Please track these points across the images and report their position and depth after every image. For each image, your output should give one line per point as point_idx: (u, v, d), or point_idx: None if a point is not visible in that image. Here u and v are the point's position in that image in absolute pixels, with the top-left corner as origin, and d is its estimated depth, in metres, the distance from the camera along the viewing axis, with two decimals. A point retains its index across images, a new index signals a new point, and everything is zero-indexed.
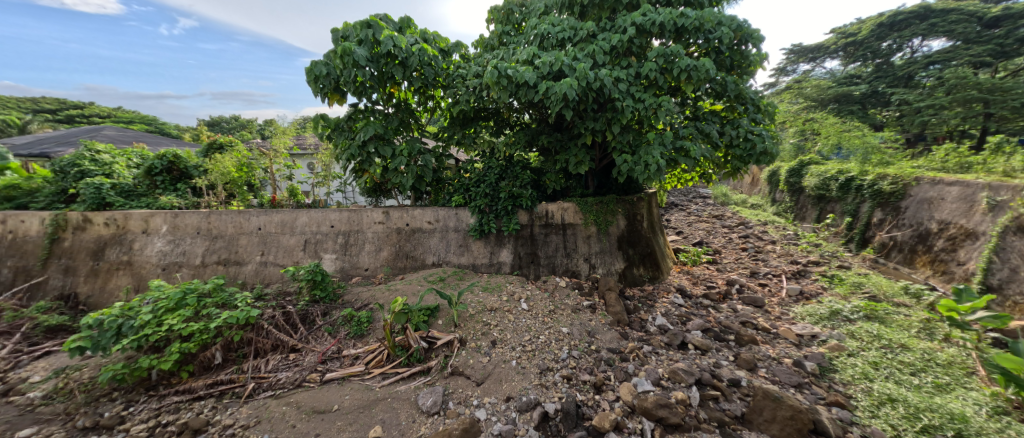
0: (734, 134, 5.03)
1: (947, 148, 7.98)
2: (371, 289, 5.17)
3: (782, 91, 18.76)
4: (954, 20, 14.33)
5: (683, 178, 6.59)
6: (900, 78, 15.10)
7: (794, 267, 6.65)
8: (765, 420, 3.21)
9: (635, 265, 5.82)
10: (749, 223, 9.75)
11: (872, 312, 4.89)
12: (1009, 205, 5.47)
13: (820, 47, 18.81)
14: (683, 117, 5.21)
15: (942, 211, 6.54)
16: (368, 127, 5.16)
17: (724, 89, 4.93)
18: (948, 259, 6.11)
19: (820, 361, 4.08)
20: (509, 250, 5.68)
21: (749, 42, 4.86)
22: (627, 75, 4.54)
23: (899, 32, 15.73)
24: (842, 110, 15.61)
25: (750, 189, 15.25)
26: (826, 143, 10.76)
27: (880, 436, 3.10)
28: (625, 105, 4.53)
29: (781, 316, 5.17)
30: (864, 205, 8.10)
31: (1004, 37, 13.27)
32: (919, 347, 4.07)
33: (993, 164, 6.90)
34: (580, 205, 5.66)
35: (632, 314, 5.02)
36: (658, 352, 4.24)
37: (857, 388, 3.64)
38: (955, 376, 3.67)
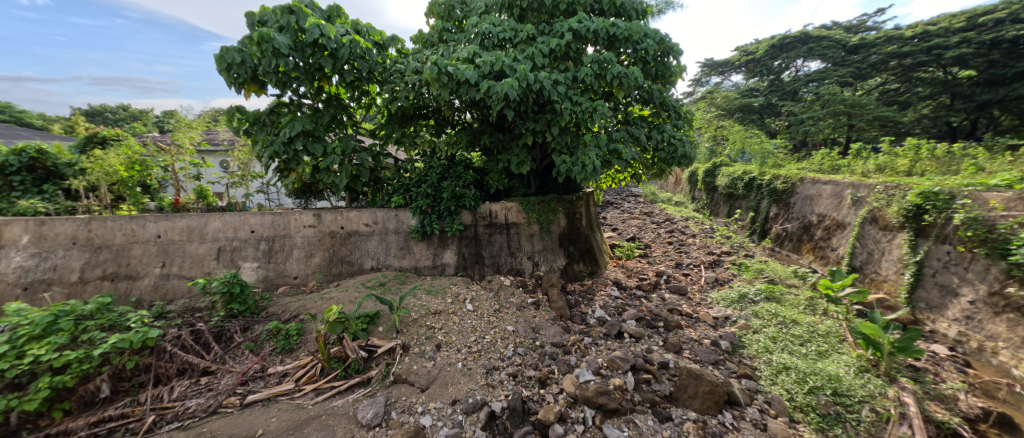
0: (659, 138, 5.51)
1: (823, 153, 9.52)
2: (301, 299, 4.77)
3: (698, 100, 21.01)
4: (827, 46, 17.20)
5: (617, 178, 6.95)
6: (787, 92, 17.74)
7: (711, 258, 7.46)
8: (689, 396, 3.57)
9: (575, 261, 6.08)
10: (673, 219, 10.71)
11: (771, 293, 5.66)
12: (866, 200, 6.64)
13: (727, 63, 21.36)
14: (616, 121, 5.48)
15: (819, 205, 7.78)
16: (295, 122, 4.75)
17: (651, 96, 5.36)
18: (825, 246, 7.29)
19: (732, 340, 4.63)
20: (452, 251, 5.57)
21: (670, 54, 5.35)
22: (565, 78, 4.72)
23: (786, 53, 18.46)
24: (745, 119, 17.92)
25: (675, 188, 16.81)
26: (733, 148, 12.26)
27: (778, 400, 3.64)
28: (563, 108, 4.71)
29: (701, 302, 5.77)
30: (763, 201, 9.39)
31: (861, 62, 16.35)
32: (806, 322, 4.81)
33: (854, 166, 8.40)
34: (523, 204, 5.74)
35: (574, 308, 5.23)
36: (598, 342, 4.46)
37: (761, 361, 4.21)
38: (832, 344, 4.41)
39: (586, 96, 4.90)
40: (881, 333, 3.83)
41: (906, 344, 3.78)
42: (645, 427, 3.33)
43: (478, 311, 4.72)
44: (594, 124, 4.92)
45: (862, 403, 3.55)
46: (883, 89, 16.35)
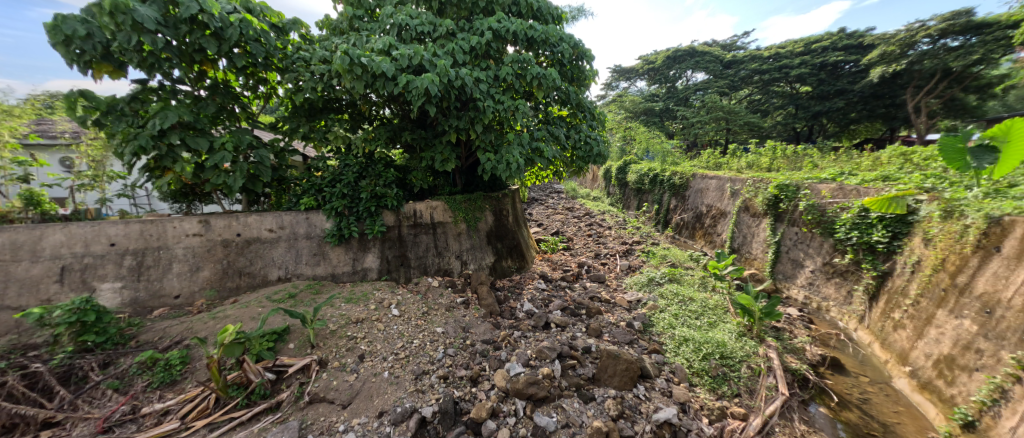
0: (577, 137, 5.83)
1: (709, 153, 11.07)
2: (186, 321, 4.04)
3: (609, 103, 22.84)
4: (709, 60, 20.02)
5: (540, 175, 7.19)
6: (680, 99, 20.24)
7: (624, 247, 8.19)
8: (609, 375, 3.86)
9: (503, 258, 6.15)
10: (592, 213, 11.49)
11: (674, 275, 6.42)
12: (740, 192, 7.91)
13: (632, 70, 23.58)
14: (538, 120, 5.65)
15: (707, 197, 9.04)
16: (168, 111, 3.97)
17: (568, 97, 5.63)
18: (712, 232, 8.50)
19: (644, 320, 5.14)
20: (374, 254, 5.22)
21: (583, 59, 5.69)
22: (487, 77, 4.71)
23: (679, 64, 21.03)
24: (648, 121, 19.97)
25: (592, 184, 18.05)
26: (639, 147, 13.59)
27: (680, 369, 4.17)
28: (486, 106, 4.68)
29: (617, 288, 6.31)
30: (665, 195, 10.59)
31: (733, 76, 19.38)
32: (700, 298, 5.57)
33: (732, 163, 9.93)
34: (448, 202, 5.60)
35: (503, 304, 5.29)
36: (527, 335, 4.57)
37: (666, 336, 4.76)
38: (720, 315, 5.18)
39: (508, 95, 4.96)
40: (753, 302, 4.64)
41: (770, 309, 4.65)
42: (572, 410, 3.52)
43: (405, 316, 4.50)
44: (516, 123, 5.01)
45: (741, 362, 4.27)
46: (749, 99, 19.58)
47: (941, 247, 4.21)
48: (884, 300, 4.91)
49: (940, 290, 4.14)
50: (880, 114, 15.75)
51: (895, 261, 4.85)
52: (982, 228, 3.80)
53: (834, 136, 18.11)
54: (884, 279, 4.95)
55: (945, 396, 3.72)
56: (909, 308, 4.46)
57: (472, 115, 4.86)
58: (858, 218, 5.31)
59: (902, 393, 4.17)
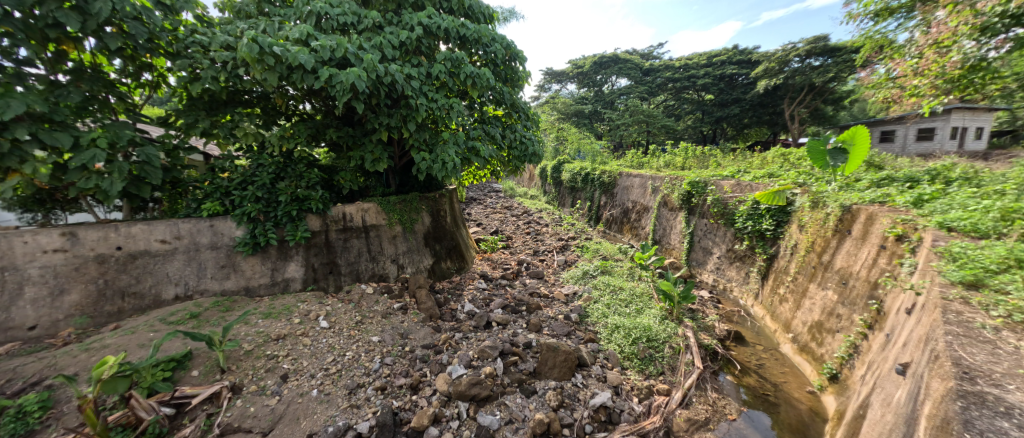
0: (512, 137, 5.79)
1: (633, 153, 11.90)
2: (45, 357, 3.22)
3: (542, 104, 23.46)
4: (629, 67, 21.55)
5: (477, 175, 7.05)
6: (606, 102, 21.50)
7: (561, 243, 8.45)
8: (549, 368, 3.91)
9: (442, 259, 5.92)
10: (529, 211, 11.69)
11: (606, 267, 6.77)
12: (659, 188, 8.61)
13: (562, 73, 24.48)
14: (473, 119, 5.43)
15: (632, 193, 9.70)
16: (9, 98, 3.10)
17: (502, 98, 5.57)
18: (637, 225, 9.15)
19: (580, 311, 5.33)
20: (297, 263, 4.67)
21: (516, 60, 5.67)
22: (419, 73, 4.44)
23: (604, 69, 22.32)
24: (579, 123, 20.88)
25: (528, 183, 18.39)
26: (571, 147, 14.15)
27: (613, 355, 4.40)
28: (419, 104, 4.41)
29: (554, 282, 6.47)
30: (596, 192, 11.16)
31: (651, 82, 21.11)
32: (629, 287, 5.96)
33: (652, 162, 10.79)
34: (382, 204, 5.21)
35: (443, 307, 5.06)
36: (468, 336, 4.40)
37: (600, 325, 4.99)
38: (646, 301, 5.58)
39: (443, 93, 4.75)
40: (672, 287, 5.09)
41: (686, 292, 5.15)
42: (514, 406, 3.49)
43: (335, 327, 4.10)
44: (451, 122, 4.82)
45: (664, 342, 4.64)
46: (664, 104, 21.48)
47: (810, 232, 4.98)
48: (771, 279, 5.65)
49: (809, 267, 4.88)
50: (765, 120, 18.44)
51: (779, 244, 5.63)
52: (838, 216, 4.58)
53: (732, 138, 20.68)
54: (771, 260, 5.73)
55: (813, 352, 4.41)
56: (789, 284, 5.20)
57: (404, 112, 4.55)
58: (751, 209, 6.06)
59: (787, 355, 4.82)
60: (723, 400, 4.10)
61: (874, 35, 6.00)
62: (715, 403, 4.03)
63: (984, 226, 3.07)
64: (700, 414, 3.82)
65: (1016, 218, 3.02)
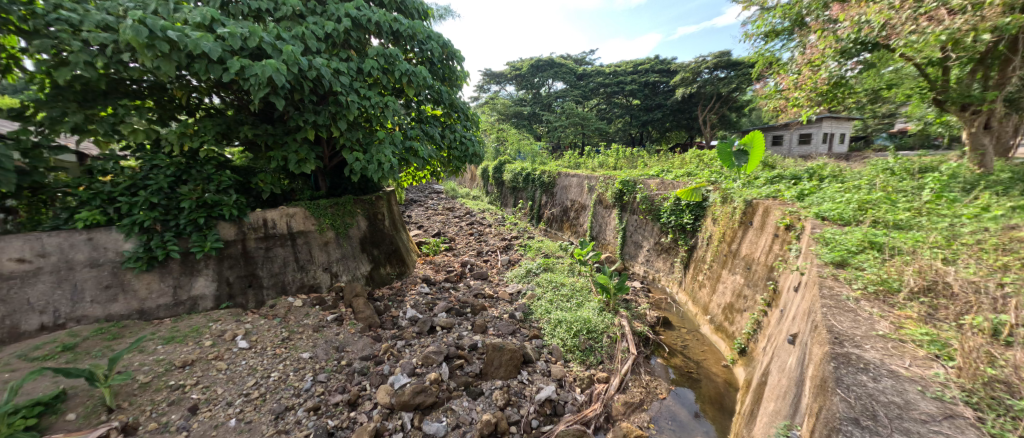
0: (452, 137, 5.63)
1: (569, 154, 12.37)
2: None
3: (482, 104, 23.48)
4: (565, 72, 22.39)
5: (417, 176, 6.79)
6: (544, 105, 22.12)
7: (504, 243, 8.52)
8: (496, 368, 3.90)
9: (381, 264, 5.57)
10: (472, 212, 11.63)
11: (548, 265, 6.95)
12: (594, 187, 9.05)
13: (501, 75, 24.71)
14: (410, 119, 5.25)
15: (570, 193, 10.08)
16: None
17: (441, 96, 5.39)
18: (576, 223, 9.53)
19: (524, 309, 5.39)
20: (208, 277, 4.11)
21: (454, 59, 5.54)
22: (348, 68, 4.15)
23: (541, 73, 22.94)
24: (518, 124, 21.24)
25: (470, 184, 18.30)
26: (511, 148, 14.33)
27: (557, 350, 4.53)
28: (350, 101, 4.13)
29: (498, 282, 6.48)
30: (536, 192, 11.43)
31: (585, 87, 22.15)
32: (569, 282, 6.19)
33: (588, 163, 11.32)
34: (311, 208, 4.77)
35: (384, 315, 4.76)
36: (411, 343, 4.20)
37: (544, 321, 5.11)
38: (585, 295, 5.83)
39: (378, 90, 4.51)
40: (608, 280, 5.38)
41: (621, 284, 5.49)
42: (461, 410, 3.43)
43: (257, 348, 3.70)
44: (387, 121, 4.60)
45: (603, 333, 4.88)
46: (597, 108, 22.65)
47: (722, 224, 5.56)
48: (693, 267, 6.20)
49: (722, 255, 5.44)
50: (684, 124, 20.32)
51: (698, 236, 6.22)
52: (744, 209, 5.15)
53: (657, 140, 22.46)
54: (692, 251, 6.31)
55: (726, 331, 4.92)
56: (707, 271, 5.75)
57: (333, 109, 4.22)
58: (674, 205, 6.60)
59: (706, 335, 5.34)
60: (655, 381, 4.43)
61: (765, 53, 6.87)
62: (648, 385, 4.35)
63: (847, 215, 3.63)
64: (636, 397, 4.10)
65: (869, 207, 3.68)
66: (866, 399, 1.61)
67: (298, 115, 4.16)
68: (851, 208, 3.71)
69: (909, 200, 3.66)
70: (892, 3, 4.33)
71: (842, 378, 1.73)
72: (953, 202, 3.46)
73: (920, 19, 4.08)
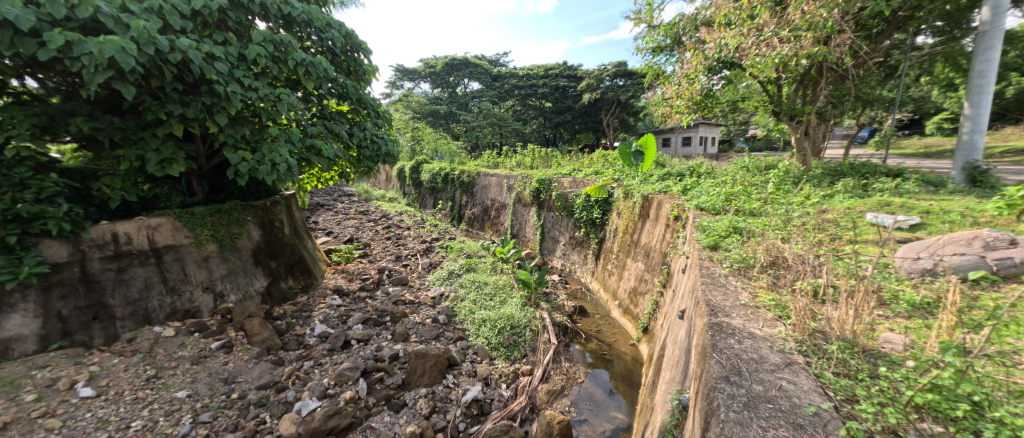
0: (362, 135, 5.17)
1: (487, 153, 12.51)
2: None
3: (395, 102, 22.43)
4: (480, 72, 22.53)
5: (322, 178, 6.18)
6: (460, 104, 21.96)
7: (424, 245, 8.28)
8: (419, 375, 3.77)
9: (282, 278, 4.83)
10: (388, 215, 11.06)
11: (470, 265, 6.95)
12: (513, 186, 9.29)
13: (414, 72, 23.91)
14: (310, 114, 4.73)
15: (490, 192, 10.20)
16: None
17: (346, 91, 4.89)
18: (497, 222, 9.69)
19: (447, 312, 5.29)
20: (28, 312, 3.05)
21: (360, 51, 5.09)
22: (225, 53, 3.55)
23: (456, 72, 22.75)
24: (435, 123, 20.78)
25: (386, 185, 17.40)
26: (428, 147, 13.98)
27: (482, 349, 4.55)
28: (229, 92, 3.51)
29: (419, 286, 6.26)
30: (456, 192, 11.33)
31: (500, 88, 22.59)
32: (491, 281, 6.26)
33: (506, 162, 11.58)
34: (181, 217, 3.94)
35: (286, 334, 4.14)
36: (321, 362, 3.80)
37: (468, 321, 5.09)
38: (508, 293, 5.95)
39: (267, 81, 3.92)
40: (529, 275, 5.56)
41: (541, 278, 5.72)
42: (382, 427, 3.24)
43: (109, 394, 2.93)
44: (280, 117, 4.05)
45: (526, 327, 5.04)
46: (513, 109, 23.27)
47: (625, 217, 6.12)
48: (603, 258, 6.72)
49: (626, 245, 6.00)
50: (591, 126, 21.96)
51: (606, 230, 6.76)
52: (642, 204, 5.74)
53: (569, 142, 23.91)
54: (602, 243, 6.84)
55: (632, 313, 5.45)
56: (615, 260, 6.28)
57: (206, 101, 3.51)
58: (585, 202, 7.08)
59: (616, 318, 5.85)
60: (574, 367, 4.73)
61: (653, 65, 7.75)
62: (569, 371, 4.62)
63: (718, 206, 4.30)
64: (558, 384, 4.33)
65: (733, 198, 4.41)
66: (733, 359, 1.92)
67: (158, 105, 3.40)
68: (720, 199, 4.41)
69: (762, 192, 4.46)
70: (742, 30, 5.32)
71: (716, 344, 2.03)
72: (788, 193, 4.35)
73: (761, 44, 5.08)
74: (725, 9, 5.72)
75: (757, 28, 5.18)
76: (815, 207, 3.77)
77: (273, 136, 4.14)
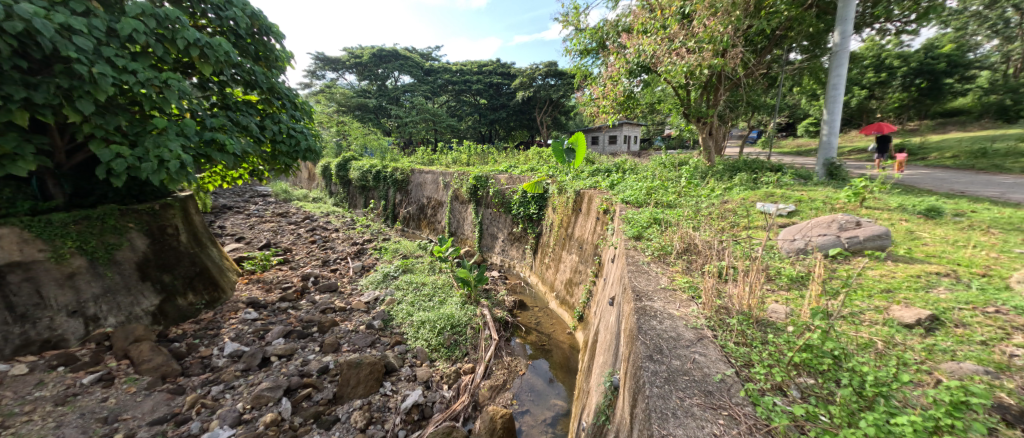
0: (276, 129, 4.41)
1: (421, 150, 12.18)
2: None
3: (316, 93, 20.74)
4: (411, 65, 21.76)
5: (230, 177, 5.50)
6: (391, 98, 21.03)
7: (356, 248, 7.82)
8: (353, 386, 3.58)
9: (178, 293, 4.03)
10: (313, 216, 10.24)
11: (407, 266, 6.72)
12: (449, 183, 9.16)
13: (338, 61, 22.31)
14: (209, 104, 3.98)
15: (425, 190, 9.95)
16: None
17: (255, 78, 4.18)
18: (434, 220, 9.50)
19: (383, 316, 5.06)
20: None
21: (269, 34, 4.33)
22: (87, 24, 2.77)
23: (385, 63, 21.71)
24: (363, 117, 19.65)
25: (309, 184, 16.06)
26: (356, 143, 13.20)
27: (423, 352, 4.43)
28: (93, 73, 2.72)
29: (351, 292, 5.88)
30: (389, 190, 10.86)
31: (433, 83, 22.04)
32: (430, 281, 6.11)
33: (441, 159, 11.38)
34: (32, 226, 3.15)
35: (185, 358, 3.56)
36: (234, 385, 3.38)
37: (406, 325, 4.92)
38: (447, 292, 5.86)
39: (148, 61, 3.14)
40: (469, 273, 5.54)
41: (481, 276, 5.73)
42: None
43: None
44: (169, 106, 3.27)
45: (467, 325, 5.02)
46: (447, 104, 22.90)
47: (560, 212, 6.37)
48: (540, 252, 6.92)
49: (561, 239, 6.26)
50: (525, 124, 22.40)
51: (542, 224, 6.98)
52: (575, 199, 6.02)
53: (504, 139, 24.15)
54: (538, 237, 7.05)
55: (568, 303, 5.70)
56: (551, 253, 6.51)
57: (60, 82, 2.70)
58: (521, 198, 7.24)
59: (553, 309, 6.08)
60: (515, 360, 4.82)
61: (581, 67, 8.15)
62: (510, 365, 4.70)
63: (640, 199, 4.68)
64: (500, 379, 4.38)
65: (653, 192, 4.82)
66: (655, 338, 2.11)
67: None
68: (642, 193, 4.79)
69: (677, 186, 4.95)
70: (657, 39, 5.83)
71: (641, 327, 2.21)
72: (697, 187, 4.87)
73: (672, 53, 5.62)
74: (641, 18, 6.21)
75: (668, 37, 5.71)
76: (719, 198, 4.29)
77: (160, 129, 3.35)
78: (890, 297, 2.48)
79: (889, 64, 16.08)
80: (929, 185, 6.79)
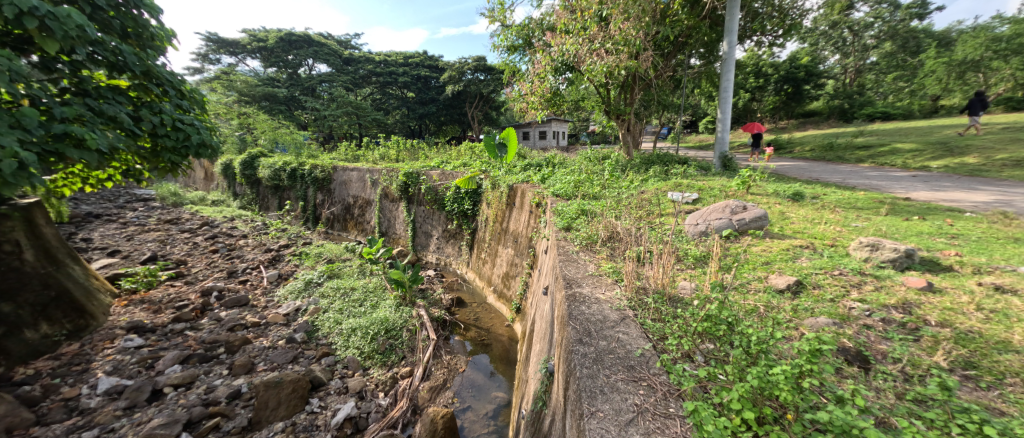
0: (157, 120, 3.70)
1: (344, 146, 11.39)
2: None
3: (211, 80, 18.17)
4: (327, 53, 20.12)
5: (96, 180, 4.58)
6: (306, 89, 19.27)
7: (270, 256, 7.09)
8: (272, 409, 3.26)
9: (27, 326, 3.25)
10: (215, 222, 9.03)
11: (332, 271, 6.27)
12: (376, 181, 8.71)
13: (236, 44, 19.74)
14: (58, 90, 3.23)
15: (350, 189, 9.35)
16: None
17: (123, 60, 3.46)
18: (362, 221, 8.99)
19: (306, 328, 4.68)
20: None
21: (139, 7, 3.58)
22: None
23: (296, 50, 19.79)
24: (272, 109, 17.71)
25: (207, 185, 14.09)
26: (266, 138, 11.88)
27: (353, 361, 4.20)
28: None
29: (266, 305, 5.32)
30: (308, 190, 9.99)
31: (353, 73, 20.65)
32: (359, 285, 5.78)
33: (366, 155, 10.75)
34: None
35: (39, 406, 2.93)
36: (116, 426, 2.86)
37: (334, 334, 4.60)
38: (379, 296, 5.59)
39: None
40: (401, 273, 5.34)
41: (415, 276, 5.56)
42: None
43: None
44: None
45: (402, 328, 4.84)
46: (371, 97, 21.67)
47: (494, 207, 6.42)
48: (476, 247, 6.92)
49: (496, 233, 6.31)
50: (456, 119, 22.07)
51: (476, 220, 6.98)
52: (508, 193, 6.11)
53: (434, 134, 23.59)
54: (474, 233, 7.04)
55: (505, 295, 5.80)
56: (487, 248, 6.55)
57: None
58: (455, 194, 7.16)
59: (491, 303, 6.14)
60: (454, 358, 4.78)
61: (509, 63, 8.24)
62: (449, 363, 4.65)
63: (568, 191, 4.90)
64: (439, 380, 4.31)
65: (581, 185, 5.09)
66: (584, 322, 2.24)
67: None
68: (570, 186, 5.02)
69: (601, 178, 5.29)
70: (579, 39, 6.12)
71: (572, 313, 2.34)
72: (618, 179, 5.25)
73: (592, 53, 5.95)
74: (564, 18, 6.47)
75: (589, 38, 6.03)
76: (637, 189, 4.68)
77: None
78: (769, 267, 2.93)
79: (766, 71, 18.83)
80: (796, 174, 8.12)
